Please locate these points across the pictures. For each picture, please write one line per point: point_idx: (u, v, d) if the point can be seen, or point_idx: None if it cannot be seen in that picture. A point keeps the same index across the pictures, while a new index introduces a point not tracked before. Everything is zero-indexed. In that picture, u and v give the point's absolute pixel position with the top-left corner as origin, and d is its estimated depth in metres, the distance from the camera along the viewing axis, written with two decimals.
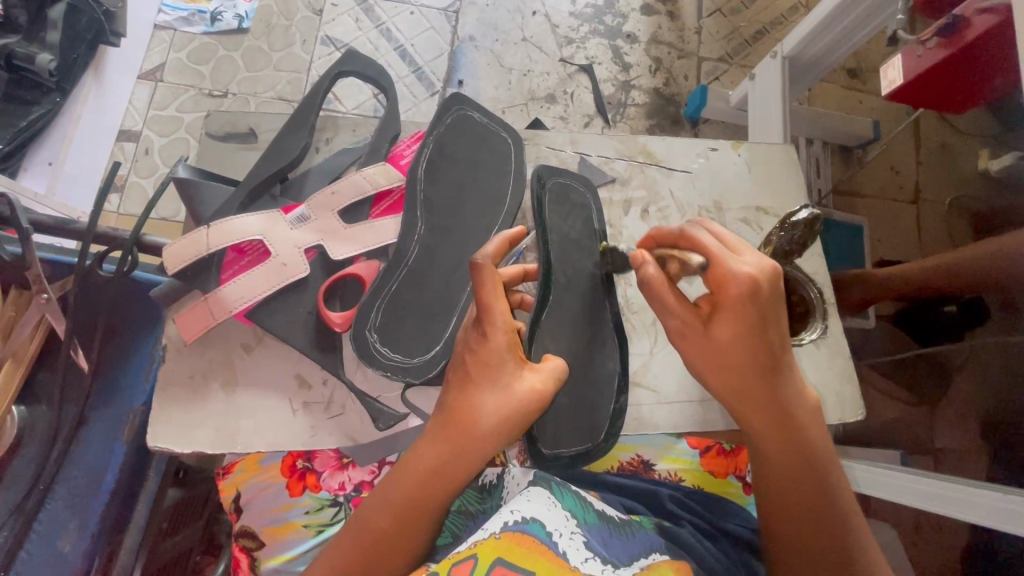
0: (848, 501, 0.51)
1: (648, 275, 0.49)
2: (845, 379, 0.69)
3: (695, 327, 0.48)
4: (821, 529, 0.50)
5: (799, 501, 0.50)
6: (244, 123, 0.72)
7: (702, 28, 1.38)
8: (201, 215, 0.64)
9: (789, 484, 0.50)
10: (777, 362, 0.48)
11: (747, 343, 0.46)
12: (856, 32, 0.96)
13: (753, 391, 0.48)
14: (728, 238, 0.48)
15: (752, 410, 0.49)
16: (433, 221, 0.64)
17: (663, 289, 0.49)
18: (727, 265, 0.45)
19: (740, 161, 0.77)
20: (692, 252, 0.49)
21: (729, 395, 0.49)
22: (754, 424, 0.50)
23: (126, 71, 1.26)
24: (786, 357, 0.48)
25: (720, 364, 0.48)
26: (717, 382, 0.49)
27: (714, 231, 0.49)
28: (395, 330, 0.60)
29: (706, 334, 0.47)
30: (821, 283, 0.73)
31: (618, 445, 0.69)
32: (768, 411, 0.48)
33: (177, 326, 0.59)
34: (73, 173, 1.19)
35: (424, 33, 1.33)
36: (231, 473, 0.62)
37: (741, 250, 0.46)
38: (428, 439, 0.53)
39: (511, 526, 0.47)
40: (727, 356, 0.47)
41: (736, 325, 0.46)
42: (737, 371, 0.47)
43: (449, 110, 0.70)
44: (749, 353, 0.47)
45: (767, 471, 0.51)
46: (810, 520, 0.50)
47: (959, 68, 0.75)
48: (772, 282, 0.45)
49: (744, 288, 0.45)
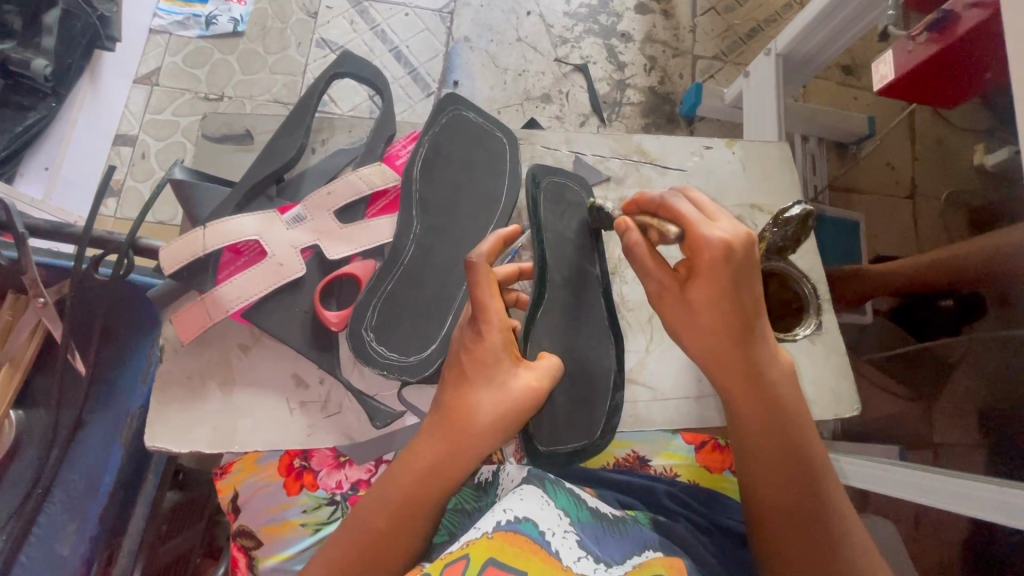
0: (823, 469, 0.51)
1: (631, 241, 0.51)
2: (837, 377, 0.70)
3: (672, 291, 0.49)
4: (798, 496, 0.50)
5: (773, 466, 0.51)
6: (239, 125, 0.72)
7: (696, 27, 1.39)
8: (197, 217, 0.64)
9: (764, 449, 0.51)
10: (753, 327, 0.49)
11: (721, 306, 0.47)
12: (847, 29, 0.97)
13: (730, 357, 0.48)
14: (706, 206, 0.50)
15: (730, 376, 0.49)
16: (428, 220, 0.64)
17: (645, 255, 0.50)
18: (701, 229, 0.46)
19: (734, 158, 0.77)
20: (670, 223, 0.50)
21: (705, 359, 0.50)
22: (730, 389, 0.50)
23: (122, 76, 1.26)
24: (763, 324, 0.49)
25: (699, 329, 0.49)
26: (694, 345, 0.50)
27: (693, 199, 0.51)
28: (392, 330, 0.60)
29: (682, 296, 0.49)
30: (816, 279, 0.73)
31: (614, 442, 0.69)
32: (746, 379, 0.49)
33: (174, 326, 0.59)
34: (70, 178, 1.19)
35: (420, 34, 1.33)
36: (229, 473, 0.62)
37: (717, 216, 0.48)
38: (423, 436, 0.53)
39: (503, 526, 0.48)
40: (702, 319, 0.48)
41: (710, 287, 0.47)
42: (718, 338, 0.48)
43: (444, 110, 0.70)
44: (723, 316, 0.47)
45: (747, 439, 0.51)
46: (785, 485, 0.50)
47: (949, 62, 0.76)
48: (745, 246, 0.46)
49: (718, 251, 0.46)
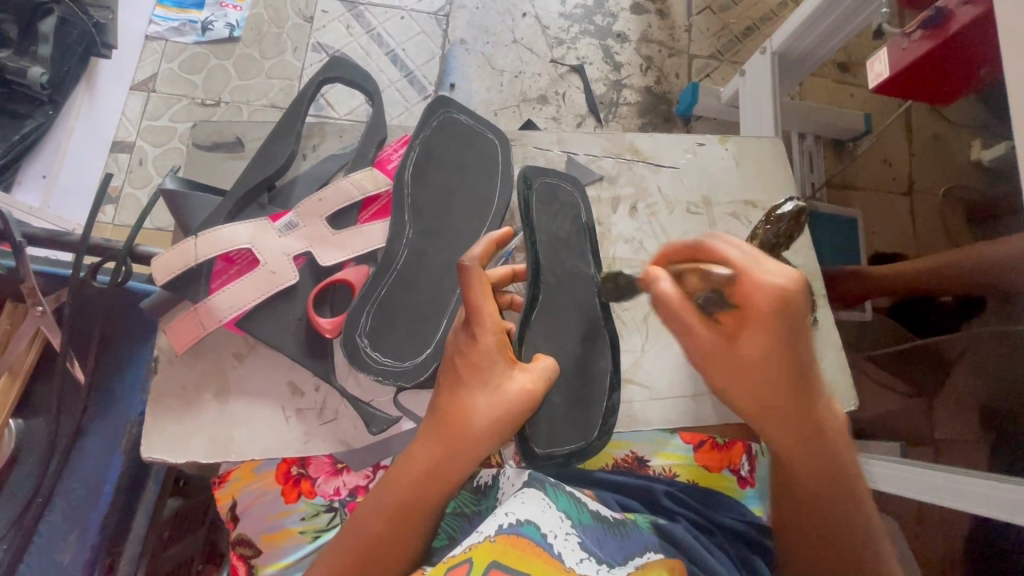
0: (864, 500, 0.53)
1: (662, 291, 0.48)
2: (851, 379, 0.70)
3: (722, 343, 0.47)
4: (847, 518, 0.53)
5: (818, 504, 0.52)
6: (231, 131, 0.73)
7: (691, 25, 1.39)
8: (190, 225, 0.64)
9: (812, 489, 0.52)
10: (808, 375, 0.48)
11: (778, 360, 0.46)
12: (839, 30, 0.97)
13: (788, 406, 0.48)
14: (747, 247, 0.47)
15: (785, 424, 0.49)
16: (421, 224, 0.65)
17: (686, 310, 0.47)
18: (751, 277, 0.44)
19: (728, 156, 0.77)
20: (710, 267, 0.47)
21: (758, 410, 0.49)
22: (781, 437, 0.50)
23: (118, 83, 1.26)
24: (814, 367, 0.48)
25: (753, 383, 0.47)
26: (746, 398, 0.48)
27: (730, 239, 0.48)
28: (386, 334, 0.61)
29: (734, 351, 0.47)
30: (810, 275, 0.73)
31: (613, 442, 0.68)
32: (800, 425, 0.49)
33: (167, 337, 0.60)
34: (67, 186, 1.19)
35: (415, 37, 1.33)
36: (225, 481, 0.61)
37: (763, 260, 0.45)
38: (421, 440, 0.53)
39: (506, 529, 0.48)
40: (758, 372, 0.46)
41: (766, 342, 0.45)
42: (772, 391, 0.47)
43: (435, 114, 0.70)
44: (781, 369, 0.46)
45: (799, 475, 0.52)
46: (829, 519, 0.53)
47: (943, 60, 0.77)
48: (801, 297, 0.43)
49: (775, 302, 0.43)
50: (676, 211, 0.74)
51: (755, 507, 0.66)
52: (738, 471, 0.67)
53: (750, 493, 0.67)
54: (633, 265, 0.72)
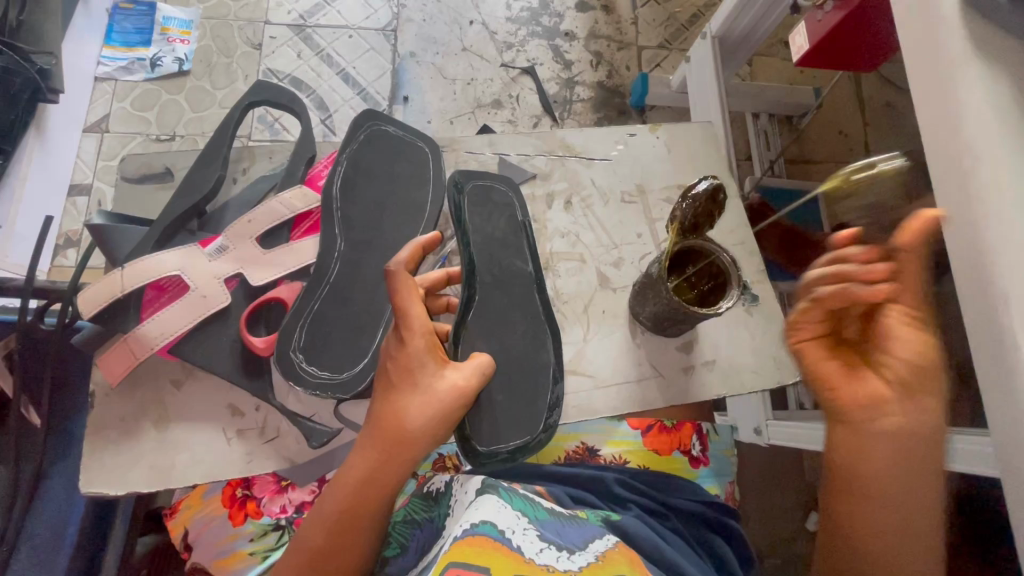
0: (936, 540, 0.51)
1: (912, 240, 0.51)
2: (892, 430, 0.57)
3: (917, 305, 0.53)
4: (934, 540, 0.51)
5: (910, 502, 0.50)
6: (159, 163, 0.73)
7: (638, 18, 1.40)
8: (117, 257, 0.65)
9: (917, 486, 0.50)
10: None
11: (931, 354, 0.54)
12: (766, 16, 0.97)
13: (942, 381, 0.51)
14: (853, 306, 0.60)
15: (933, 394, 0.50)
16: (352, 236, 0.65)
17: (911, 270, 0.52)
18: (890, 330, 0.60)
19: (659, 143, 0.78)
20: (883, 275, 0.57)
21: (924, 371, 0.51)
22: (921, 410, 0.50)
23: (70, 126, 1.25)
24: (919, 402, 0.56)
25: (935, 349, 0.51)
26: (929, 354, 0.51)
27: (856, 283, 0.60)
28: (321, 348, 0.61)
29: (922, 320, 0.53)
30: (747, 253, 0.74)
31: (563, 436, 0.73)
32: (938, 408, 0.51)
33: (101, 369, 0.60)
34: (25, 233, 1.16)
35: (365, 54, 1.34)
36: (178, 511, 0.67)
37: None
38: (359, 449, 0.53)
39: (462, 534, 0.48)
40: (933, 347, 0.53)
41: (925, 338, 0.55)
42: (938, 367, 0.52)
43: (362, 127, 0.70)
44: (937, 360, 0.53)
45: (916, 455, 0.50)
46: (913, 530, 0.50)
47: (855, 30, 0.77)
48: None
49: None
50: (612, 200, 0.75)
51: (710, 484, 0.72)
52: (688, 452, 0.73)
53: (704, 471, 0.73)
54: (571, 257, 0.72)
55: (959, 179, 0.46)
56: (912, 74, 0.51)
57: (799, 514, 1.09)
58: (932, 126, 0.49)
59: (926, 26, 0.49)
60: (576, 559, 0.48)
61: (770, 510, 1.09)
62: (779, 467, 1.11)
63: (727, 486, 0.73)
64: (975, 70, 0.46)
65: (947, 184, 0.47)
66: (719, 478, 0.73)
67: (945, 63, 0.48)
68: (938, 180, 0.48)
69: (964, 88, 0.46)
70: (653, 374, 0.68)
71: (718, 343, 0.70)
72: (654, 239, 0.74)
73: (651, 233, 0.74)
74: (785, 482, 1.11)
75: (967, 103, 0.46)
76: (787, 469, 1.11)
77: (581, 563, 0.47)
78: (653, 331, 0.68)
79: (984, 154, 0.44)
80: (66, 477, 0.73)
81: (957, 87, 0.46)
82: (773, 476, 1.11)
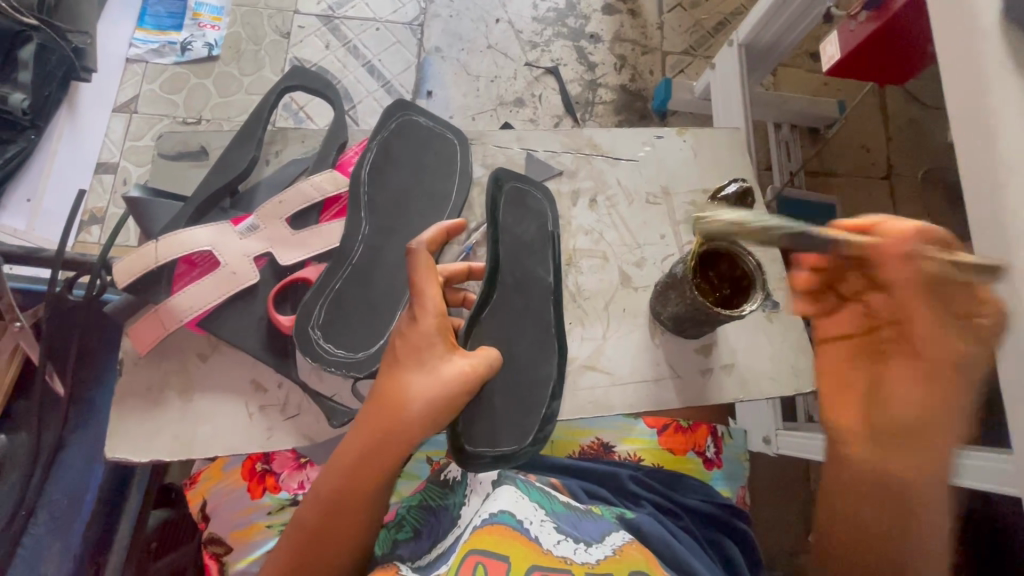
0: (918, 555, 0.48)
1: None
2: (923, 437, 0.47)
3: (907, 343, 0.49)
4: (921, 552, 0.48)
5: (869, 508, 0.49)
6: (195, 142, 0.75)
7: (663, 23, 1.40)
8: (151, 230, 0.67)
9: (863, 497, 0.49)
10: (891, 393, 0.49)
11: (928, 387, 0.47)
12: (798, 22, 0.96)
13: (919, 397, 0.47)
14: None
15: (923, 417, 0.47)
16: (378, 222, 0.66)
17: None
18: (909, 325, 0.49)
19: (685, 146, 0.78)
20: None
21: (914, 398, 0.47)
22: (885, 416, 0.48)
23: (102, 105, 1.27)
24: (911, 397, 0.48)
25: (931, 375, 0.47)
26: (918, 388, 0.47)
27: None
28: (340, 329, 0.62)
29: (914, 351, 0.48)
30: (769, 259, 0.74)
31: (579, 431, 0.73)
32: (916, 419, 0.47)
33: (130, 339, 0.62)
34: (52, 209, 1.18)
35: (391, 47, 1.36)
36: (198, 482, 0.68)
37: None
38: (354, 430, 0.54)
39: (481, 523, 0.48)
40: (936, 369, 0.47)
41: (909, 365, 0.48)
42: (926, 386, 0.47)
43: (394, 116, 0.71)
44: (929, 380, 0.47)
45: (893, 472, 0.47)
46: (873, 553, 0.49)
47: (889, 40, 0.76)
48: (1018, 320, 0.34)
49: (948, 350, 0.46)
50: (635, 201, 0.75)
51: (722, 487, 0.72)
52: (703, 453, 0.73)
53: (717, 474, 0.73)
54: (594, 254, 0.73)
55: (988, 191, 0.46)
56: (947, 84, 0.51)
57: (804, 527, 1.09)
58: (965, 135, 0.49)
59: (965, 37, 0.49)
60: (592, 552, 0.49)
61: (777, 520, 1.09)
62: (787, 478, 1.11)
63: (739, 491, 0.73)
64: (1013, 82, 0.46)
65: (978, 196, 0.47)
66: (732, 482, 0.73)
67: (980, 75, 0.48)
68: (969, 192, 0.48)
69: (1000, 100, 0.46)
70: (670, 374, 0.68)
71: (737, 347, 0.70)
72: (677, 240, 0.74)
73: (674, 235, 0.74)
74: (792, 494, 1.10)
75: (1002, 114, 0.46)
76: (795, 481, 1.11)
77: (598, 556, 0.48)
78: (672, 331, 0.68)
79: (1015, 168, 0.45)
80: (84, 446, 0.74)
81: (993, 97, 0.46)
82: (781, 488, 1.11)
